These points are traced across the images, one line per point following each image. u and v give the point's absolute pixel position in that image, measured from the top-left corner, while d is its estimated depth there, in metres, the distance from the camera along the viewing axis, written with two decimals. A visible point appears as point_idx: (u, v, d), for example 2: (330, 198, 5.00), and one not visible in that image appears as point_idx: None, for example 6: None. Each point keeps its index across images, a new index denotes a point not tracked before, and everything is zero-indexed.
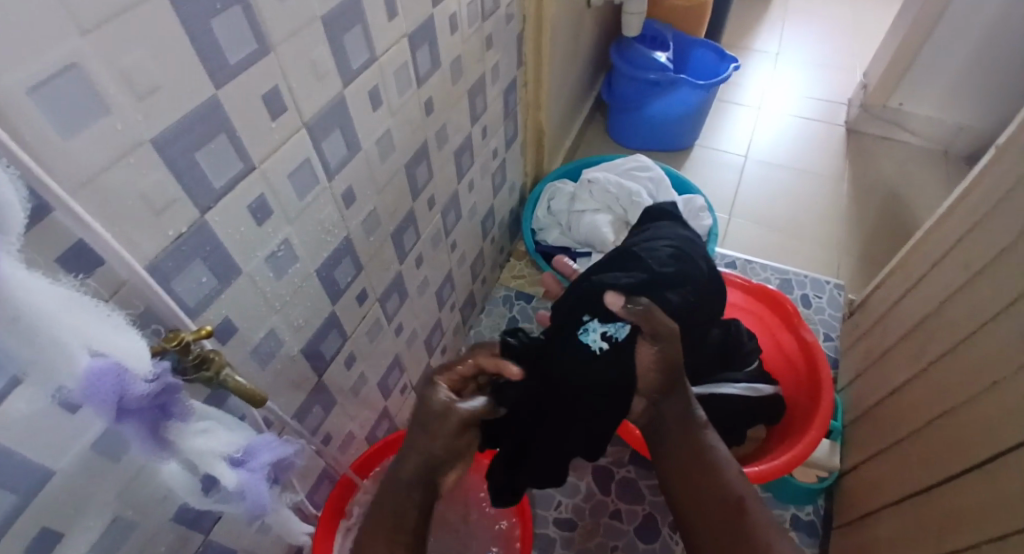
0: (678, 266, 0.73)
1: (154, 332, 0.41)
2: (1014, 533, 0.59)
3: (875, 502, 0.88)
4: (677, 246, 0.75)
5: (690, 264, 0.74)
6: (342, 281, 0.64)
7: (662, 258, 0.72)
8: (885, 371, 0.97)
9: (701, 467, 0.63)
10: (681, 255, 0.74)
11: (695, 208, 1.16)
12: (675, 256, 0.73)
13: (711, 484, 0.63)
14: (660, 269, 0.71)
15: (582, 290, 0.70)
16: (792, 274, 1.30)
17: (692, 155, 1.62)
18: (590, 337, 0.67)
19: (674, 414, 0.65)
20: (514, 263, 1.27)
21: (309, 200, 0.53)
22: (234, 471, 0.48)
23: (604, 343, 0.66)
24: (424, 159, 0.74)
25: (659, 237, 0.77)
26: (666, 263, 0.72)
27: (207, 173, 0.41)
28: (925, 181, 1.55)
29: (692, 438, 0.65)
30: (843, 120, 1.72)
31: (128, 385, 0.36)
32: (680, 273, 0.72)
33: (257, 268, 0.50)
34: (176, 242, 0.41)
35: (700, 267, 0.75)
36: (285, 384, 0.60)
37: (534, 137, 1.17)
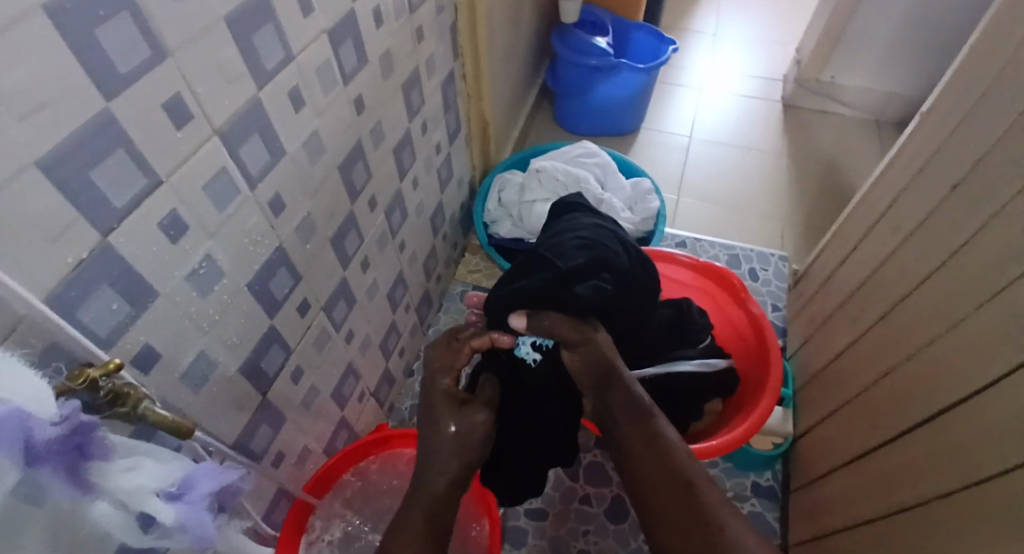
0: (583, 255, 0.70)
1: (55, 368, 0.38)
2: (955, 490, 0.61)
3: (823, 466, 0.90)
4: (587, 235, 0.73)
5: (603, 250, 0.72)
6: (280, 293, 0.61)
7: (569, 251, 0.71)
8: (827, 337, 0.99)
9: (650, 452, 0.63)
10: (591, 244, 0.72)
11: (642, 192, 1.16)
12: (582, 246, 0.71)
13: (661, 467, 0.62)
14: (568, 263, 0.69)
15: (500, 304, 0.73)
16: (739, 250, 1.31)
17: (639, 138, 1.62)
18: (523, 351, 0.72)
19: (620, 402, 0.66)
20: (469, 259, 1.25)
21: (231, 211, 0.51)
22: (172, 506, 0.45)
23: (536, 354, 0.71)
24: (359, 160, 0.71)
25: (570, 229, 0.75)
26: (573, 257, 0.70)
27: (106, 193, 0.39)
28: (861, 150, 1.60)
29: (641, 424, 0.65)
30: (778, 98, 1.74)
31: (35, 432, 0.33)
32: (591, 263, 0.70)
33: (178, 288, 0.47)
34: (78, 269, 0.38)
35: (616, 252, 0.73)
36: (224, 405, 0.58)
37: (478, 129, 1.15)
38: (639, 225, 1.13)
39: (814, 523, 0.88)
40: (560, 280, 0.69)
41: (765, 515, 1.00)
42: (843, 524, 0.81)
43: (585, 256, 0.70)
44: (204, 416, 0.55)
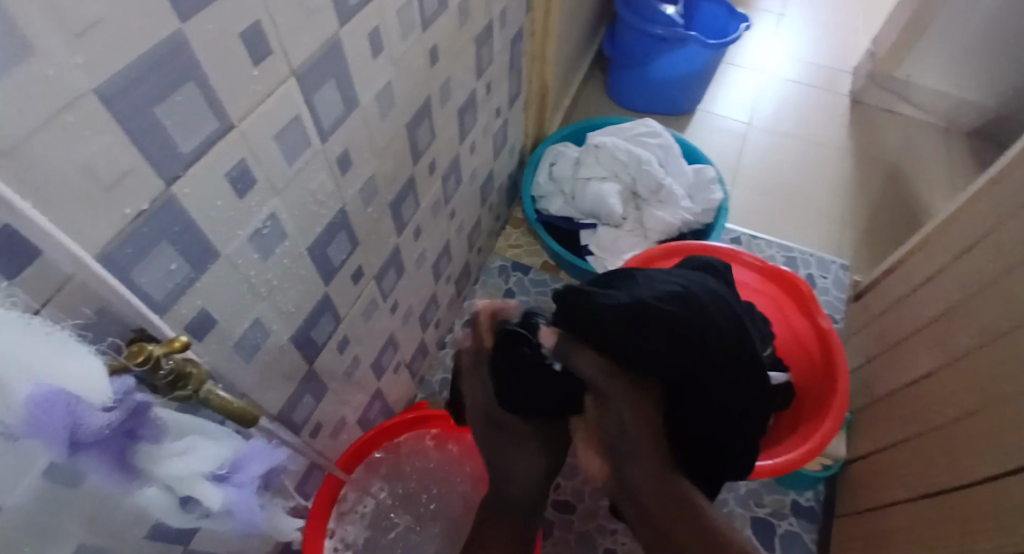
0: (682, 304, 0.62)
1: (113, 345, 0.34)
2: None
3: (884, 494, 0.86)
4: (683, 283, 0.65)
5: (694, 305, 0.64)
6: (336, 260, 0.56)
7: (653, 290, 0.63)
8: (902, 357, 0.94)
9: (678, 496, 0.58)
10: (693, 301, 0.63)
11: (705, 180, 1.07)
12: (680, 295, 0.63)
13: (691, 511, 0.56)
14: (648, 298, 0.61)
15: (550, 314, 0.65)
16: (797, 252, 1.26)
17: (695, 119, 1.53)
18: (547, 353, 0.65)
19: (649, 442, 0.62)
20: (512, 232, 1.19)
21: (300, 164, 0.44)
22: (220, 490, 0.40)
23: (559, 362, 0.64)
24: (427, 118, 0.64)
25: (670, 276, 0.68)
26: (661, 297, 0.62)
27: (172, 136, 0.33)
28: (929, 157, 1.49)
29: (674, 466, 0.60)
30: (848, 89, 1.63)
31: (84, 418, 0.28)
32: (674, 313, 0.61)
33: (239, 249, 0.41)
34: (135, 223, 0.33)
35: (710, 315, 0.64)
36: (271, 377, 0.52)
37: (538, 94, 1.07)
38: (699, 216, 1.05)
39: (865, 549, 0.85)
40: (638, 316, 0.60)
41: (802, 536, 0.96)
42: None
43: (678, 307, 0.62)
44: (251, 390, 0.50)
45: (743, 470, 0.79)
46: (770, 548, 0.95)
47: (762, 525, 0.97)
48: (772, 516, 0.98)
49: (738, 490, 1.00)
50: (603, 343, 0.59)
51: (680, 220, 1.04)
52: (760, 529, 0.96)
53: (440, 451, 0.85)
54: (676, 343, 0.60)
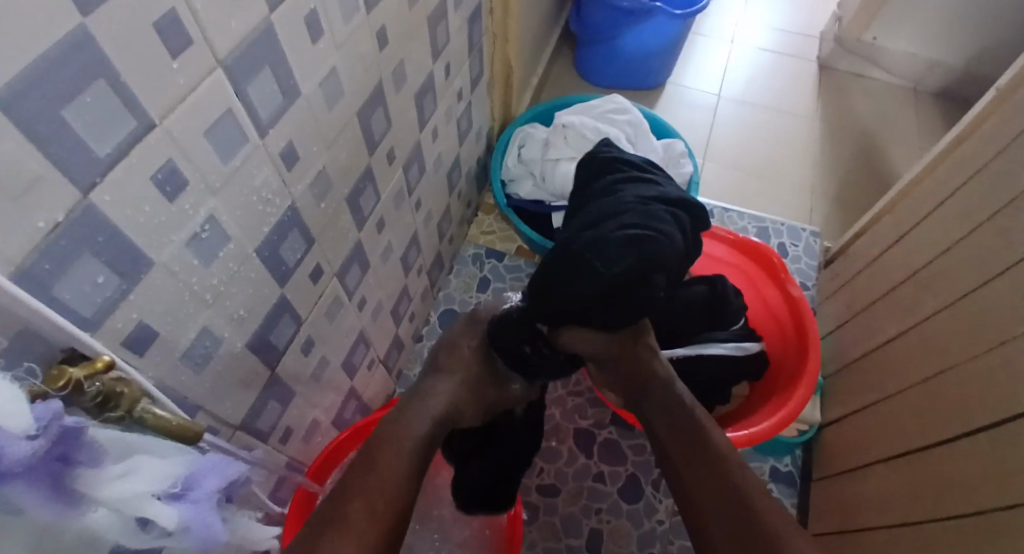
0: (638, 249, 0.61)
1: (31, 369, 0.32)
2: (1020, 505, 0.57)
3: (859, 457, 0.87)
4: (639, 222, 0.63)
5: (657, 243, 0.62)
6: (291, 259, 0.53)
7: (614, 253, 0.61)
8: (871, 322, 0.94)
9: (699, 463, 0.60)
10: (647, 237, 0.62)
11: (676, 154, 1.07)
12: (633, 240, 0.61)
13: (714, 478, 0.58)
14: (612, 269, 0.61)
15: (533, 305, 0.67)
16: (769, 223, 1.25)
17: (665, 93, 1.51)
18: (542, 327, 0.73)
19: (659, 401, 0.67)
20: (483, 218, 1.17)
21: (238, 162, 0.42)
22: (173, 509, 0.38)
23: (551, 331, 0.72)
24: (380, 105, 0.61)
25: (619, 209, 0.65)
26: (621, 256, 0.61)
27: (85, 138, 0.30)
28: (898, 121, 1.49)
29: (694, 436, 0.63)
30: (816, 56, 1.62)
31: (3, 450, 0.26)
32: (639, 264, 0.61)
33: (175, 256, 0.39)
34: (51, 236, 0.30)
35: (670, 237, 0.64)
36: (228, 385, 0.50)
37: (502, 75, 1.04)
38: None
39: (844, 515, 0.86)
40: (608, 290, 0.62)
41: (783, 501, 0.97)
42: (879, 520, 0.78)
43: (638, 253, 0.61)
44: (207, 400, 0.48)
45: None
46: None
47: None
48: None
49: None
50: (587, 319, 0.65)
51: None
52: None
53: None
54: (652, 282, 0.63)
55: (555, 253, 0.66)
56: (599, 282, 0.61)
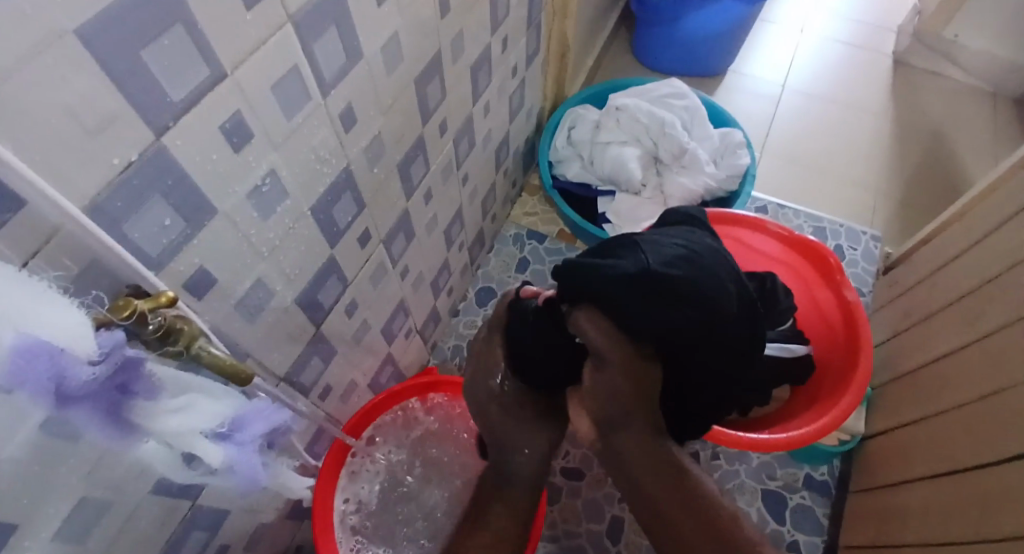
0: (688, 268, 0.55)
1: (98, 298, 0.33)
2: None
3: (901, 472, 0.84)
4: (693, 248, 0.58)
5: (707, 272, 0.56)
6: (342, 221, 0.54)
7: (669, 257, 0.55)
8: (929, 334, 0.90)
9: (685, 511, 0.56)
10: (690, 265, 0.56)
11: (732, 144, 1.03)
12: (683, 259, 0.56)
13: (700, 527, 0.56)
14: (665, 269, 0.54)
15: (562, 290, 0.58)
16: (826, 224, 1.20)
17: (724, 82, 1.46)
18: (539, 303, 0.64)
19: (636, 455, 0.58)
20: (528, 199, 1.16)
21: (300, 120, 0.43)
22: (221, 448, 0.40)
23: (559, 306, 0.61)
24: (437, 74, 0.61)
25: (678, 236, 0.61)
26: (671, 264, 0.54)
27: (161, 83, 0.31)
28: (973, 126, 1.41)
29: (676, 481, 0.57)
30: (889, 50, 1.54)
31: (68, 371, 0.27)
32: (691, 280, 0.54)
33: (237, 208, 0.40)
34: (125, 174, 0.31)
35: (726, 283, 0.57)
36: (276, 338, 0.52)
37: (558, 54, 1.03)
38: (722, 183, 1.02)
39: (880, 529, 0.83)
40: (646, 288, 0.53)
41: (814, 510, 0.95)
42: (915, 536, 0.75)
43: (685, 272, 0.55)
44: (256, 349, 0.50)
45: (755, 442, 0.78)
46: (781, 521, 0.94)
47: (774, 496, 0.95)
48: (784, 490, 0.96)
49: (749, 462, 0.99)
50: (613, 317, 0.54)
51: (702, 186, 1.01)
52: (771, 500, 0.95)
53: (445, 415, 0.85)
54: (698, 312, 0.54)
55: (604, 248, 0.59)
56: (633, 273, 0.53)
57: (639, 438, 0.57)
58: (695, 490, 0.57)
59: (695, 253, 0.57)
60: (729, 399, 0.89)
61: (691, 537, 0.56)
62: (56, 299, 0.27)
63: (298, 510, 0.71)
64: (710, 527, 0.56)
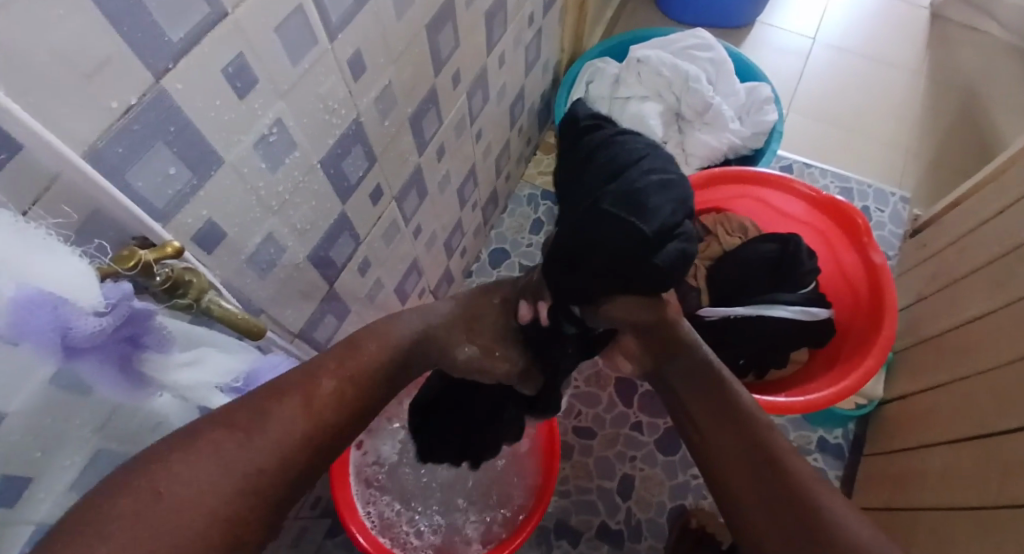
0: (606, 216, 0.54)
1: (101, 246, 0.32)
2: None
3: (918, 437, 0.83)
4: (655, 170, 0.55)
5: (677, 186, 0.56)
6: (353, 176, 0.53)
7: (649, 201, 0.52)
8: (956, 299, 0.87)
9: (721, 414, 0.54)
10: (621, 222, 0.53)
11: (759, 99, 0.99)
12: (657, 191, 0.54)
13: (730, 431, 0.53)
14: (651, 223, 0.52)
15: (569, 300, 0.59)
16: (854, 184, 1.17)
17: (751, 34, 1.39)
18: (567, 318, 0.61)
19: (679, 370, 0.59)
20: (543, 158, 1.13)
21: (307, 65, 0.41)
22: (233, 401, 0.41)
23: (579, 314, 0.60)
24: (449, 22, 0.58)
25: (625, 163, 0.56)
26: (658, 211, 0.52)
27: (158, 21, 0.29)
28: (1012, 82, 1.34)
29: (712, 391, 0.56)
30: (926, 2, 1.45)
31: (72, 322, 0.26)
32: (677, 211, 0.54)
33: (244, 157, 0.39)
34: (125, 120, 0.30)
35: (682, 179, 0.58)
36: (287, 295, 0.51)
37: (577, 4, 0.98)
38: (747, 141, 0.98)
39: (896, 489, 0.83)
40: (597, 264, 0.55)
41: (826, 472, 0.94)
42: (933, 499, 0.75)
43: (670, 208, 0.53)
44: (268, 305, 0.49)
45: (774, 404, 0.77)
46: None
47: None
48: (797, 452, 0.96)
49: None
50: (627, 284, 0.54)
51: (726, 144, 0.98)
52: None
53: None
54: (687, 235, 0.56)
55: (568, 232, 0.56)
56: (636, 239, 0.51)
57: (678, 354, 0.59)
58: (733, 401, 0.54)
59: (658, 179, 0.54)
60: (746, 361, 0.90)
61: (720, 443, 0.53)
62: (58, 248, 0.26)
63: None
64: (743, 428, 0.52)
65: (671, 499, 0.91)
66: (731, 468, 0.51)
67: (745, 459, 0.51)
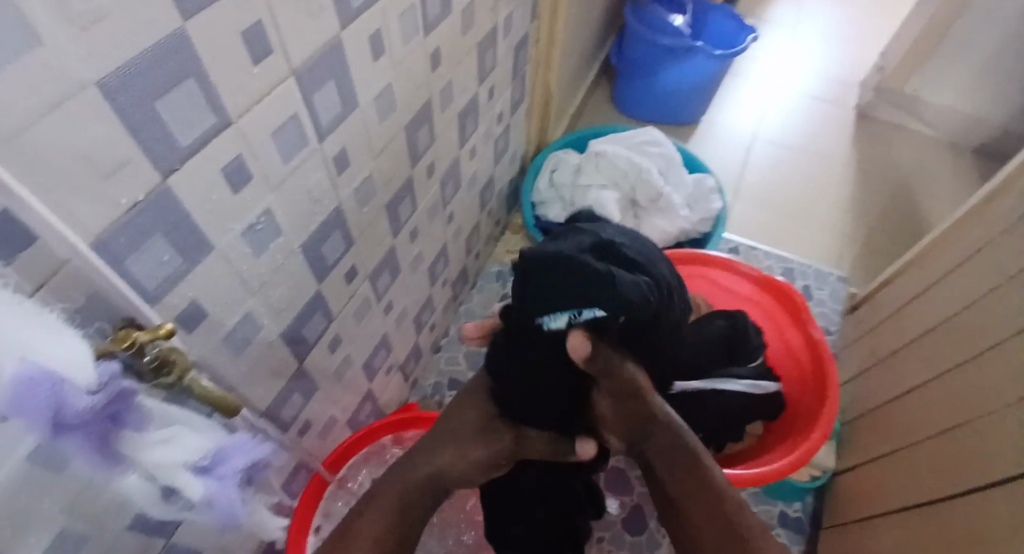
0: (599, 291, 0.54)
1: (99, 330, 0.34)
2: None
3: (870, 507, 0.86)
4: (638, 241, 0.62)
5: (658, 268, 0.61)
6: (330, 258, 0.56)
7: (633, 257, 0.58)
8: (894, 372, 0.93)
9: (700, 492, 0.61)
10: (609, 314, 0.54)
11: (705, 189, 1.08)
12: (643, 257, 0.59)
13: (710, 512, 0.61)
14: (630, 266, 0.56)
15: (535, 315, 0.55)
16: (796, 265, 1.26)
17: (699, 130, 1.53)
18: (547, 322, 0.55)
19: (662, 443, 0.63)
20: (510, 238, 1.18)
21: (296, 162, 0.45)
22: (204, 481, 0.40)
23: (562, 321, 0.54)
24: (426, 121, 0.64)
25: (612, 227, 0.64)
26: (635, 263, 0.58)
27: (171, 128, 0.33)
28: (932, 175, 1.49)
29: (689, 466, 0.62)
30: (853, 103, 1.63)
31: (65, 399, 0.28)
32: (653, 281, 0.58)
33: (231, 244, 0.42)
34: (131, 213, 0.33)
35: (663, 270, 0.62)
36: (260, 373, 0.53)
37: (542, 101, 1.07)
38: (696, 226, 1.07)
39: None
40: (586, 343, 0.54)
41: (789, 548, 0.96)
42: None
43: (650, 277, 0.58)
44: (241, 383, 0.50)
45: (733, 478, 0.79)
46: None
47: None
48: None
49: None
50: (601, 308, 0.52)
51: (677, 228, 1.06)
52: None
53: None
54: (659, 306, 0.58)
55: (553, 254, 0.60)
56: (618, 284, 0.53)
57: (660, 430, 0.62)
58: (707, 477, 0.62)
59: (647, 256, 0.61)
60: (705, 436, 0.91)
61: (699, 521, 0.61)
62: (61, 328, 0.29)
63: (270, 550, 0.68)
64: (718, 511, 0.60)
65: None
66: (709, 547, 0.60)
67: (725, 542, 0.59)
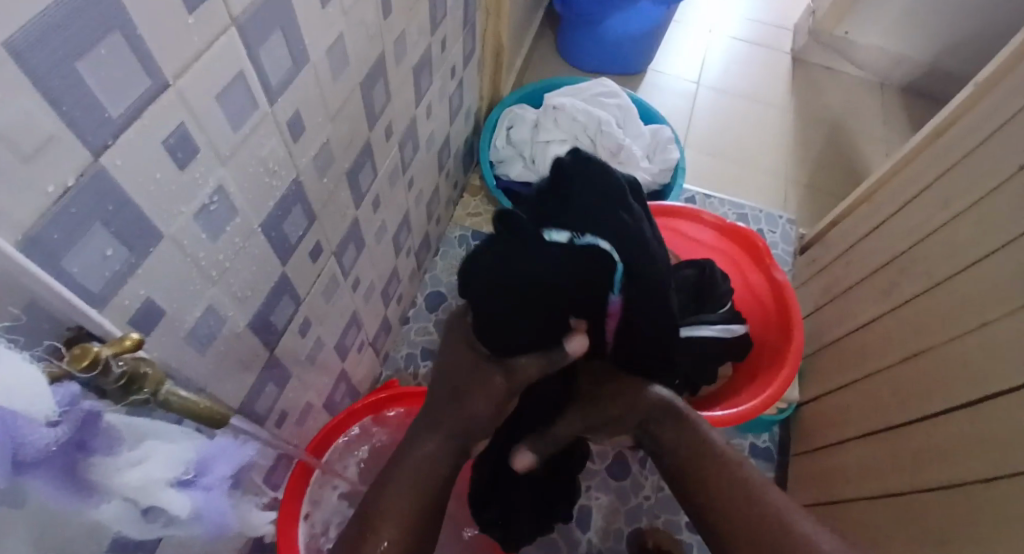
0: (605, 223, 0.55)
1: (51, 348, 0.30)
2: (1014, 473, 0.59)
3: (835, 433, 0.91)
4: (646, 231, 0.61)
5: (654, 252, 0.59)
6: (293, 236, 0.51)
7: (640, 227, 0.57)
8: (849, 306, 0.97)
9: (723, 478, 0.59)
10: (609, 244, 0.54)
11: (662, 140, 1.06)
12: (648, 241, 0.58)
13: (732, 497, 0.58)
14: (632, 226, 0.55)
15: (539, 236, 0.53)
16: (748, 211, 1.28)
17: (646, 80, 1.51)
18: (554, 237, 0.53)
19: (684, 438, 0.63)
20: (470, 200, 1.14)
21: (247, 130, 0.39)
22: (187, 494, 0.36)
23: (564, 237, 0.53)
24: (381, 78, 0.59)
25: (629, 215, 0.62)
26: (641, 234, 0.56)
27: (99, 96, 0.27)
28: (867, 114, 1.53)
29: (710, 458, 0.61)
30: (789, 48, 1.65)
31: (22, 437, 0.23)
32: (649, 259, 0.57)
33: (185, 229, 0.36)
34: (62, 200, 0.27)
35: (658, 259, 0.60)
36: (229, 367, 0.47)
37: (493, 53, 1.02)
38: (657, 176, 1.06)
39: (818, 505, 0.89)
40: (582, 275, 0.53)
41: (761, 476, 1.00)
42: (856, 490, 0.82)
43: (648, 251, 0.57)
44: (210, 381, 0.45)
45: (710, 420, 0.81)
46: None
47: None
48: None
49: None
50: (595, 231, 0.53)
51: (638, 181, 1.04)
52: None
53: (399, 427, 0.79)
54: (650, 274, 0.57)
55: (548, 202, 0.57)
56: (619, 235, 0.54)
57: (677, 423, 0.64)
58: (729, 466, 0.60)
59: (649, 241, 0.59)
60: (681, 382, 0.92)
61: (718, 505, 0.58)
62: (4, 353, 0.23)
63: (260, 544, 0.64)
64: (743, 494, 0.58)
65: (627, 524, 0.92)
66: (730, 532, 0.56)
67: (747, 521, 0.56)
